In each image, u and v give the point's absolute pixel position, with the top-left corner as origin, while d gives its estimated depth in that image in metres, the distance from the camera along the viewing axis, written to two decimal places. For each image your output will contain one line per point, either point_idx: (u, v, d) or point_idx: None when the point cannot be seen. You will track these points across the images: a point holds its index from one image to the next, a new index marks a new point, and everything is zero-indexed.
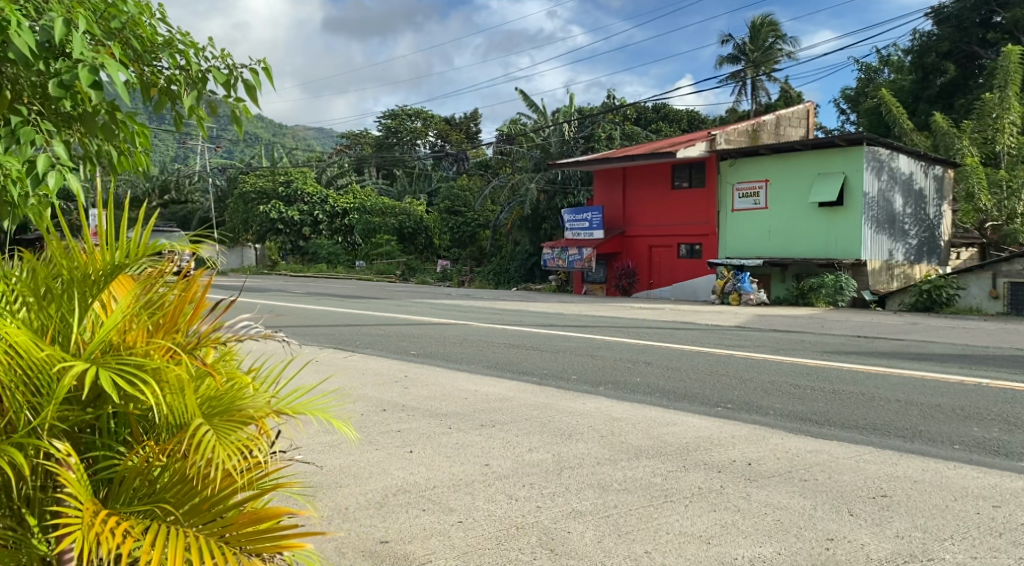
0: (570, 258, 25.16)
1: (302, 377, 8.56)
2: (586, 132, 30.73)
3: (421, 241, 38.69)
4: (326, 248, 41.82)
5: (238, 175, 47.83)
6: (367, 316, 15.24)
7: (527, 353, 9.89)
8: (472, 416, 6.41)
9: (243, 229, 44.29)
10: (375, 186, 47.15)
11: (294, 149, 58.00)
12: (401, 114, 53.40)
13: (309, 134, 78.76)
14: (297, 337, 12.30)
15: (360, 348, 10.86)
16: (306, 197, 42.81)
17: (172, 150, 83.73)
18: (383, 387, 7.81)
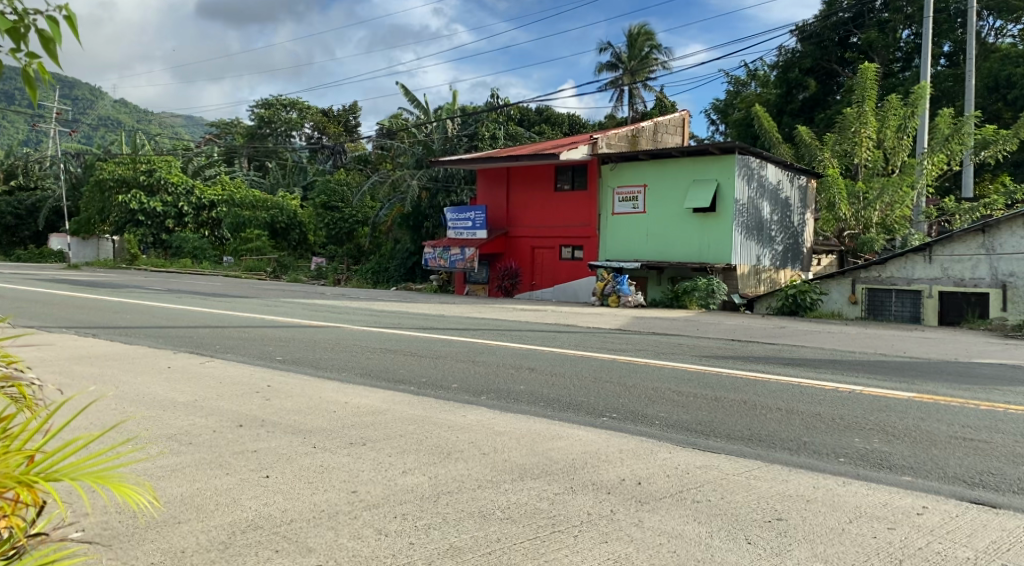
0: (451, 258, 24.69)
1: (151, 387, 7.74)
2: (468, 131, 30.33)
3: (294, 237, 37.37)
4: (191, 242, 39.57)
5: (95, 162, 44.65)
6: (233, 317, 14.25)
7: (404, 358, 9.36)
8: (340, 431, 5.85)
9: (100, 218, 41.34)
10: (246, 178, 45.12)
11: (158, 136, 54.79)
12: (276, 104, 51.47)
13: (176, 121, 74.80)
14: (152, 339, 11.30)
15: (221, 352, 10.03)
16: (170, 187, 40.39)
17: (21, 133, 77.74)
18: (243, 398, 7.12)
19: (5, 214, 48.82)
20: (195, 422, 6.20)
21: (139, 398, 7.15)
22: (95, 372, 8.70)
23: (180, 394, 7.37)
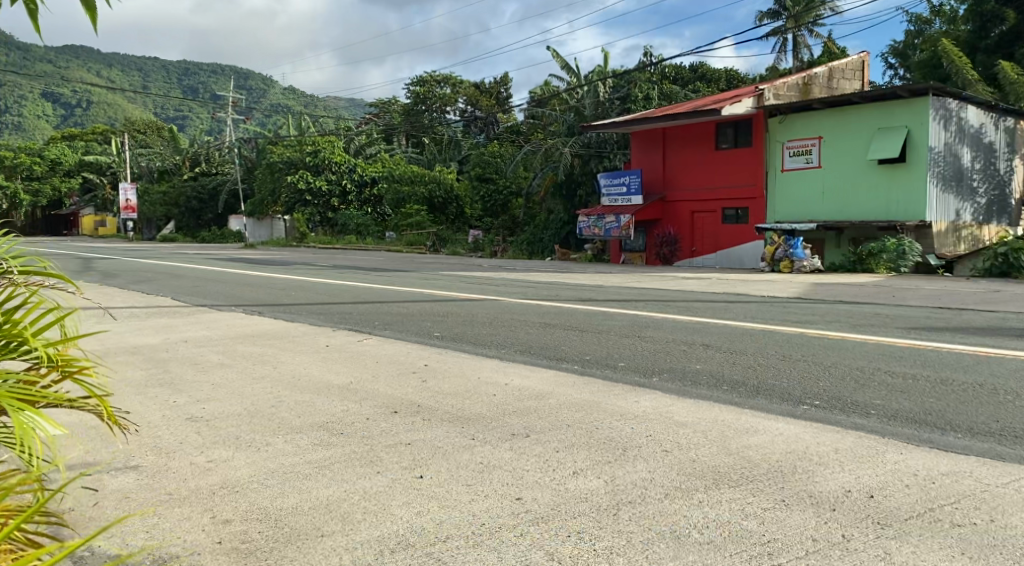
0: (606, 227, 23.69)
1: (309, 368, 7.46)
2: (621, 93, 29.09)
3: (451, 211, 37.38)
4: (355, 220, 40.72)
5: (267, 146, 47.00)
6: (391, 292, 14.06)
7: (564, 334, 8.65)
8: (497, 420, 5.22)
9: (273, 199, 43.53)
10: (405, 155, 45.97)
11: (324, 119, 56.93)
12: (429, 80, 52.24)
13: (341, 104, 77.68)
14: (314, 316, 11.22)
15: (380, 329, 9.72)
16: (334, 166, 41.81)
17: (205, 124, 83.65)
18: (398, 379, 6.66)
19: (192, 198, 52.50)
20: (347, 408, 5.76)
21: (295, 381, 6.86)
22: (256, 352, 8.56)
23: (335, 375, 7.02)
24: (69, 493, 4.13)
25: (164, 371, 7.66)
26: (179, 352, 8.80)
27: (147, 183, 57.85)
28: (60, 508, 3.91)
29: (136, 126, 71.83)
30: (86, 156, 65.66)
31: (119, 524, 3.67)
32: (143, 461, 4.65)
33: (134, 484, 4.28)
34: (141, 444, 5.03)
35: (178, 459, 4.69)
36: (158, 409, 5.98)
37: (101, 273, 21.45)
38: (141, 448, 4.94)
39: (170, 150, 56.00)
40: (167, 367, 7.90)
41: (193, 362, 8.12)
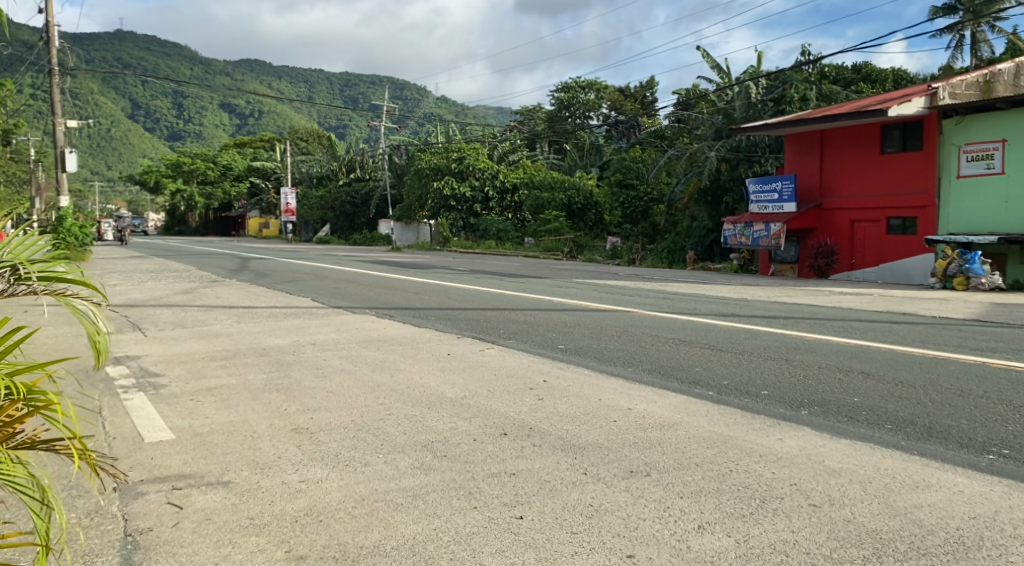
0: (754, 235, 22.64)
1: (425, 378, 7.11)
2: (774, 94, 27.59)
3: (590, 217, 36.78)
4: (495, 226, 40.92)
5: (416, 152, 48.30)
6: (523, 299, 13.66)
7: (701, 352, 7.91)
8: (617, 453, 4.62)
9: (419, 205, 44.56)
10: (547, 162, 45.93)
11: (470, 125, 57.83)
12: (574, 86, 52.20)
13: (490, 112, 78.73)
14: (441, 322, 10.96)
15: (504, 338, 9.32)
16: (478, 172, 42.24)
17: (360, 132, 87.12)
18: (513, 396, 6.17)
19: (346, 203, 54.57)
20: (455, 427, 5.31)
21: (409, 391, 6.51)
22: (377, 358, 8.33)
23: (450, 388, 6.62)
24: (152, 512, 3.87)
25: (284, 376, 7.52)
26: (304, 355, 8.71)
27: (306, 188, 60.83)
28: (140, 527, 3.67)
29: (297, 134, 75.83)
30: (252, 162, 70.02)
31: (192, 552, 3.40)
32: (228, 480, 4.35)
33: (220, 503, 3.98)
34: (240, 456, 4.78)
35: (270, 477, 4.37)
36: (266, 419, 5.76)
37: (254, 273, 22.42)
38: (239, 461, 4.68)
39: (329, 158, 58.79)
40: (289, 371, 7.77)
41: (314, 367, 7.95)
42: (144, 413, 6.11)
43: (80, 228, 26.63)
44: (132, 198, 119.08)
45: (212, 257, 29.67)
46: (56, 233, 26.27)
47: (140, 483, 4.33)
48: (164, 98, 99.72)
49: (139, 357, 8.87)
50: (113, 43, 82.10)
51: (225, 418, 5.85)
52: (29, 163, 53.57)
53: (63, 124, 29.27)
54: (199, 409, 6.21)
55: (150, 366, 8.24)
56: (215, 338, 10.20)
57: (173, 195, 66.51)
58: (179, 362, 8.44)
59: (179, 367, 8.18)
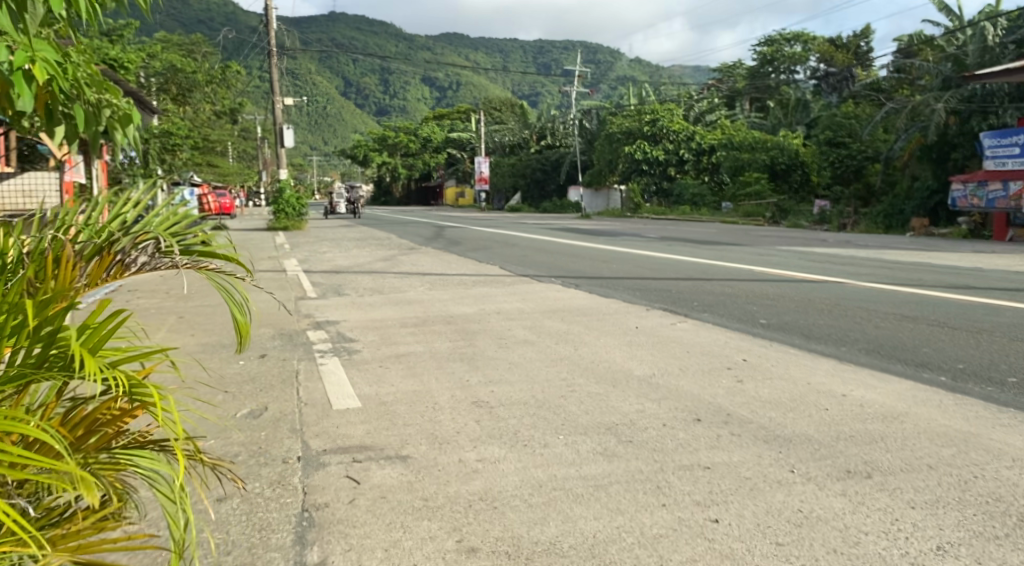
0: (989, 196, 20.37)
1: (612, 353, 6.74)
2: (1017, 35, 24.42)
3: (796, 178, 34.67)
4: (690, 190, 39.63)
5: (609, 116, 47.62)
6: (718, 268, 12.91)
7: (929, 331, 6.97)
8: (831, 449, 4.03)
9: (610, 169, 43.98)
10: (747, 121, 43.73)
11: (665, 86, 56.19)
12: (778, 39, 49.14)
13: (686, 72, 76.22)
14: (630, 292, 10.53)
15: (697, 311, 8.75)
16: (672, 135, 40.83)
17: (555, 98, 87.46)
18: (707, 377, 5.67)
19: (538, 170, 54.88)
20: (642, 409, 4.91)
21: (593, 367, 6.17)
22: (563, 329, 8.05)
23: (638, 364, 6.20)
24: (333, 485, 3.81)
25: (469, 346, 7.41)
26: (491, 324, 8.62)
27: (501, 156, 61.92)
28: (318, 502, 3.60)
29: (493, 103, 77.25)
30: (451, 132, 72.24)
31: (364, 534, 3.26)
32: (407, 455, 4.23)
33: (397, 480, 3.85)
34: (421, 429, 4.65)
35: (449, 454, 4.20)
36: (449, 390, 5.63)
37: (449, 240, 23.02)
38: (419, 434, 4.55)
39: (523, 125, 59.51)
40: (474, 340, 7.67)
41: (499, 337, 7.80)
42: (335, 378, 6.17)
43: (296, 198, 28.52)
44: (344, 169, 127.31)
45: (412, 224, 30.90)
46: (276, 204, 28.37)
47: (322, 453, 4.29)
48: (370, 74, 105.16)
49: (337, 322, 9.14)
50: (326, 24, 87.39)
51: (409, 387, 5.78)
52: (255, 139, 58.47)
53: (282, 101, 31.41)
54: (386, 375, 6.21)
55: (345, 332, 8.43)
56: (408, 305, 10.35)
57: (379, 166, 70.16)
58: (372, 329, 8.59)
59: (372, 333, 8.32)
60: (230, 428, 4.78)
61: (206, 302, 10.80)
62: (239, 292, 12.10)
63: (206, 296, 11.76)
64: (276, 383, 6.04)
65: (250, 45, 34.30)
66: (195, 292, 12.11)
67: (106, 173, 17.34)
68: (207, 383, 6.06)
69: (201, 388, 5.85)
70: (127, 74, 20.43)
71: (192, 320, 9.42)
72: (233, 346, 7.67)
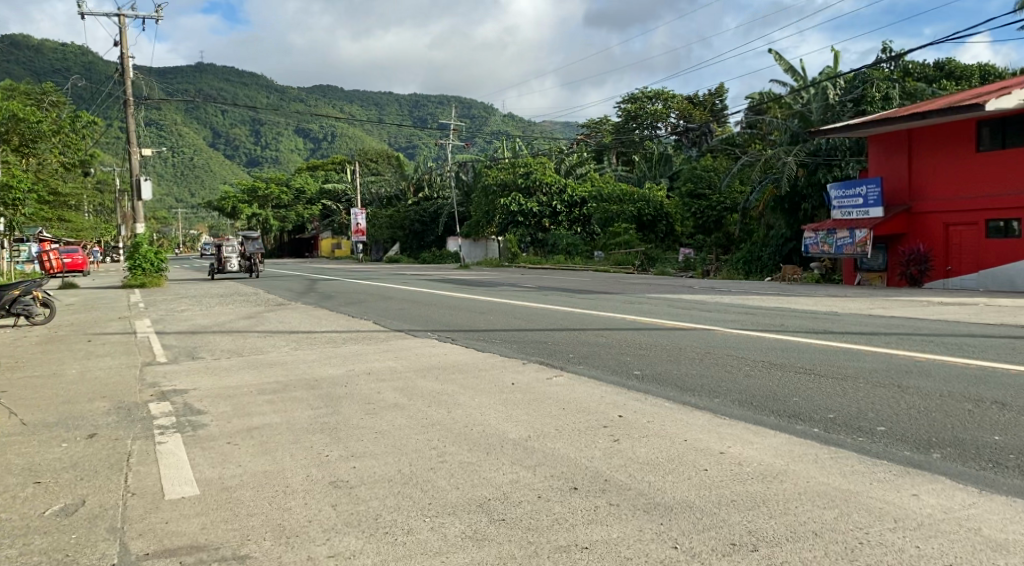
0: (837, 243, 21.36)
1: (485, 414, 6.34)
2: (855, 94, 26.27)
3: (662, 229, 35.87)
4: (565, 240, 40.13)
5: (481, 168, 48.05)
6: (592, 317, 12.83)
7: (798, 378, 6.98)
8: (714, 516, 3.77)
9: (485, 221, 44.30)
10: (615, 174, 45.17)
11: (535, 139, 57.53)
12: (641, 97, 51.49)
13: (555, 127, 78.31)
14: (504, 346, 10.21)
15: (572, 364, 8.51)
16: (545, 187, 41.67)
17: (427, 151, 87.79)
18: (584, 437, 5.37)
19: (413, 222, 54.52)
20: (516, 480, 4.52)
21: (466, 432, 5.74)
22: (435, 389, 7.60)
23: (512, 426, 5.82)
24: None
25: (331, 413, 6.82)
26: (357, 386, 8.06)
27: (376, 209, 61.21)
28: None
29: (365, 156, 76.59)
30: (323, 185, 70.89)
31: None
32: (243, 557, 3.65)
33: None
34: (266, 520, 4.08)
35: (296, 550, 3.67)
36: (303, 468, 5.07)
37: (319, 295, 22.19)
38: (263, 526, 3.99)
39: (397, 177, 59.19)
40: (338, 406, 7.08)
41: (365, 402, 7.26)
42: (173, 459, 5.47)
43: (154, 254, 26.92)
44: (213, 223, 122.79)
45: (282, 279, 29.77)
46: (132, 261, 26.68)
47: (144, 558, 3.68)
48: (238, 126, 102.46)
49: (187, 391, 8.33)
50: (191, 74, 84.82)
51: (260, 466, 5.17)
52: (114, 193, 55.45)
53: (140, 153, 29.82)
54: (233, 453, 5.56)
55: (194, 402, 7.65)
56: (268, 369, 9.62)
57: (249, 220, 67.99)
58: (225, 397, 7.84)
59: (224, 402, 7.59)
60: (32, 531, 4.06)
61: (38, 373, 9.67)
62: (79, 359, 10.99)
63: (39, 365, 10.61)
64: (102, 468, 5.28)
65: (105, 95, 32.55)
66: (26, 361, 10.91)
67: None
68: (18, 472, 5.24)
69: (9, 479, 5.05)
70: None
71: (16, 394, 8.38)
72: (59, 423, 6.79)
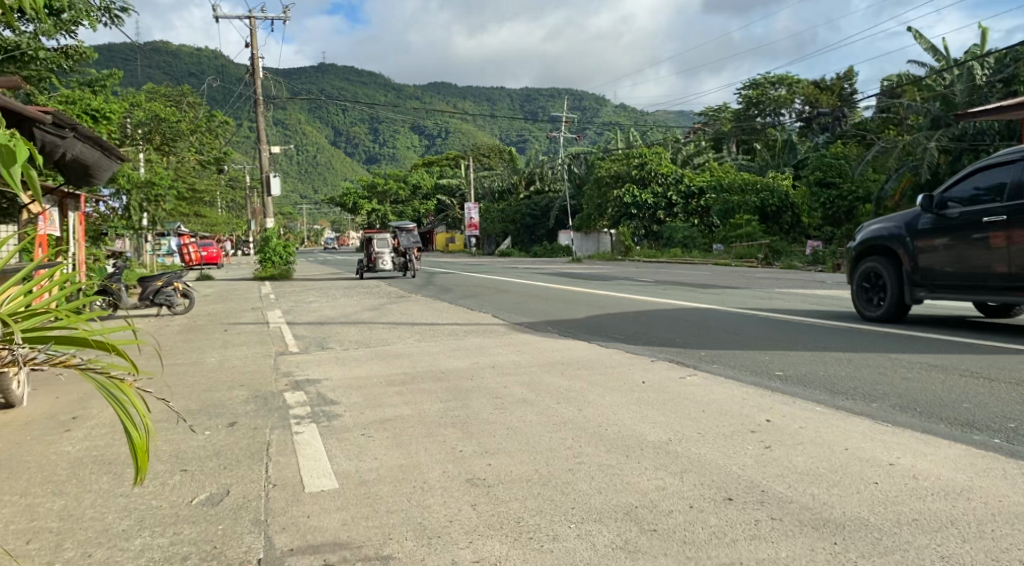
0: None
1: (620, 413, 6.06)
2: (1005, 74, 24.26)
3: (787, 220, 34.60)
4: (681, 232, 39.08)
5: (595, 160, 47.55)
6: (721, 312, 12.31)
7: (964, 382, 6.36)
8: (894, 537, 3.39)
9: (598, 214, 43.86)
10: (735, 163, 43.72)
11: (651, 130, 56.55)
12: (763, 82, 49.71)
13: (671, 117, 76.70)
14: (631, 341, 9.89)
15: (705, 362, 8.11)
16: (660, 178, 40.74)
17: (541, 144, 87.86)
18: (731, 442, 5.02)
19: (526, 215, 54.62)
20: (664, 487, 4.24)
21: (602, 432, 5.49)
22: (564, 385, 7.37)
23: (651, 428, 5.52)
24: None
25: (461, 406, 6.72)
26: (484, 380, 7.94)
27: (490, 202, 61.69)
28: None
29: (480, 150, 77.34)
30: (438, 180, 72.07)
31: None
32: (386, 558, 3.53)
33: None
34: (407, 518, 3.97)
35: (440, 553, 3.53)
36: (439, 464, 4.95)
37: (438, 287, 22.42)
38: (404, 525, 3.88)
39: (510, 170, 59.39)
40: (467, 400, 6.97)
41: (493, 396, 7.12)
42: (311, 450, 5.47)
43: (283, 247, 27.98)
44: (335, 217, 127.28)
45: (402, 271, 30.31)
46: (262, 253, 27.81)
47: (289, 553, 3.63)
48: (358, 124, 105.58)
49: (318, 380, 8.45)
50: (315, 74, 87.93)
51: (396, 461, 5.09)
52: (244, 189, 58.16)
53: (269, 150, 31.02)
54: (368, 446, 5.51)
55: (326, 392, 7.73)
56: (395, 360, 9.68)
57: (369, 214, 69.96)
58: (356, 388, 7.89)
59: (355, 393, 7.62)
60: (181, 520, 4.11)
61: (180, 361, 10.08)
62: (217, 347, 11.41)
63: (181, 352, 11.07)
64: (243, 458, 5.34)
65: (238, 95, 34.08)
66: (169, 349, 11.43)
67: (82, 224, 16.68)
68: (166, 459, 5.37)
69: (157, 466, 5.18)
70: (107, 125, 19.90)
71: (162, 381, 8.73)
72: (202, 411, 6.98)
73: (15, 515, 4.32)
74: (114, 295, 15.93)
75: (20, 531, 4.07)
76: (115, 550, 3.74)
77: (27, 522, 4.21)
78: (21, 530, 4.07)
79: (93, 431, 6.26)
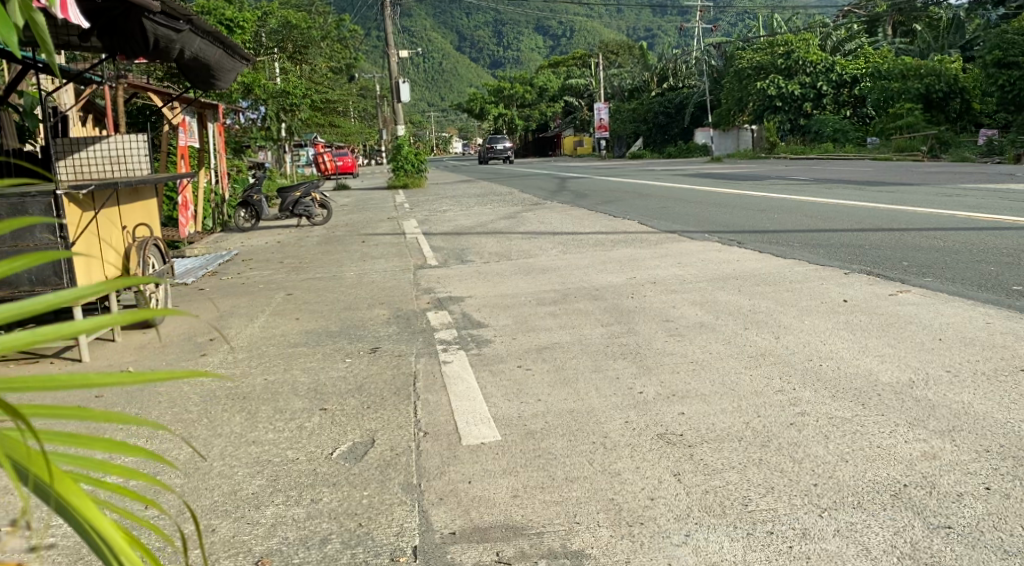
0: None
1: (832, 344, 4.93)
2: None
3: (955, 107, 31.10)
4: (831, 125, 35.92)
5: (734, 51, 44.35)
6: (908, 215, 10.68)
7: None
8: None
9: (739, 109, 41.09)
10: (893, 47, 39.60)
11: (795, 14, 52.12)
12: None
13: None
14: (810, 251, 8.57)
15: (919, 276, 6.75)
16: (809, 67, 37.49)
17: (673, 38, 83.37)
18: (1003, 390, 3.86)
19: (659, 113, 51.77)
20: (935, 457, 3.17)
21: (817, 371, 4.39)
22: (746, 305, 6.26)
23: (881, 367, 4.37)
24: None
25: (628, 333, 5.75)
26: (649, 298, 6.94)
27: (620, 102, 58.90)
28: None
29: (608, 47, 73.93)
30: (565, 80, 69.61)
31: None
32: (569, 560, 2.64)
33: None
34: (595, 492, 3.09)
35: (651, 550, 2.64)
36: (618, 411, 4.02)
37: (574, 193, 21.31)
38: (594, 502, 3.01)
39: (640, 68, 56.55)
40: (633, 324, 6.00)
41: (664, 319, 6.10)
42: (463, 386, 4.68)
43: (413, 154, 27.38)
44: (461, 124, 126.73)
45: (533, 178, 29.29)
46: (393, 162, 27.39)
47: (454, 540, 2.82)
48: (482, 27, 103.38)
49: (462, 298, 7.70)
50: None
51: (565, 404, 4.20)
52: (373, 98, 57.85)
53: (396, 55, 30.12)
54: (530, 382, 4.66)
55: (472, 312, 6.96)
56: (543, 275, 8.77)
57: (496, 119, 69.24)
58: (504, 308, 7.06)
59: (505, 315, 6.80)
60: (321, 482, 3.40)
61: (317, 275, 9.59)
62: (355, 260, 10.86)
63: (319, 266, 10.61)
64: (388, 394, 4.62)
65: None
66: (308, 262, 11.02)
67: (221, 135, 16.51)
68: (304, 394, 4.72)
69: (295, 404, 4.53)
70: (240, 33, 19.56)
71: (298, 297, 8.24)
72: (340, 334, 6.36)
73: (139, 467, 3.74)
74: (255, 206, 15.82)
75: (139, 484, 3.46)
76: (245, 523, 3.06)
77: (153, 477, 3.61)
78: (142, 487, 3.45)
79: (230, 357, 5.75)
